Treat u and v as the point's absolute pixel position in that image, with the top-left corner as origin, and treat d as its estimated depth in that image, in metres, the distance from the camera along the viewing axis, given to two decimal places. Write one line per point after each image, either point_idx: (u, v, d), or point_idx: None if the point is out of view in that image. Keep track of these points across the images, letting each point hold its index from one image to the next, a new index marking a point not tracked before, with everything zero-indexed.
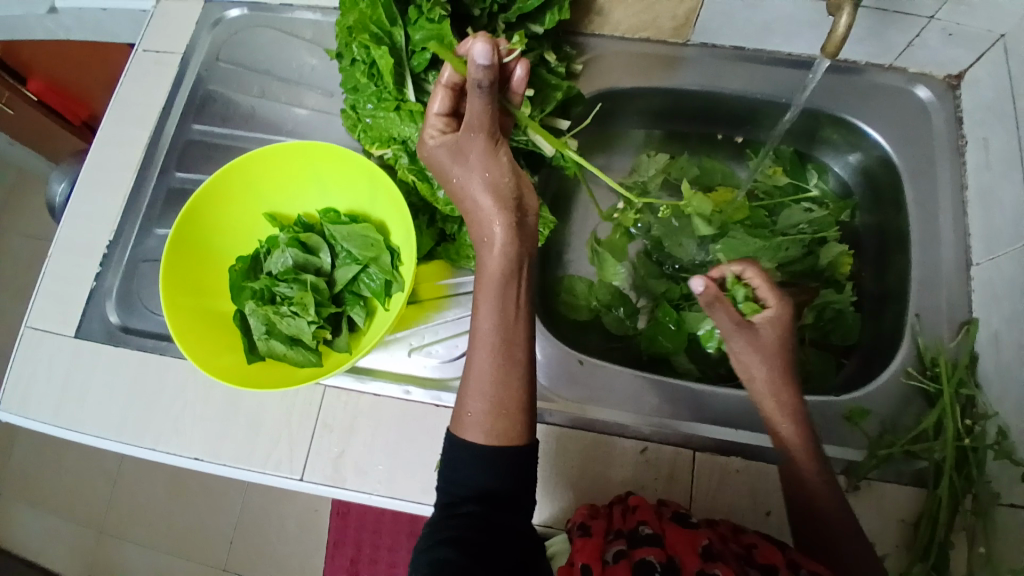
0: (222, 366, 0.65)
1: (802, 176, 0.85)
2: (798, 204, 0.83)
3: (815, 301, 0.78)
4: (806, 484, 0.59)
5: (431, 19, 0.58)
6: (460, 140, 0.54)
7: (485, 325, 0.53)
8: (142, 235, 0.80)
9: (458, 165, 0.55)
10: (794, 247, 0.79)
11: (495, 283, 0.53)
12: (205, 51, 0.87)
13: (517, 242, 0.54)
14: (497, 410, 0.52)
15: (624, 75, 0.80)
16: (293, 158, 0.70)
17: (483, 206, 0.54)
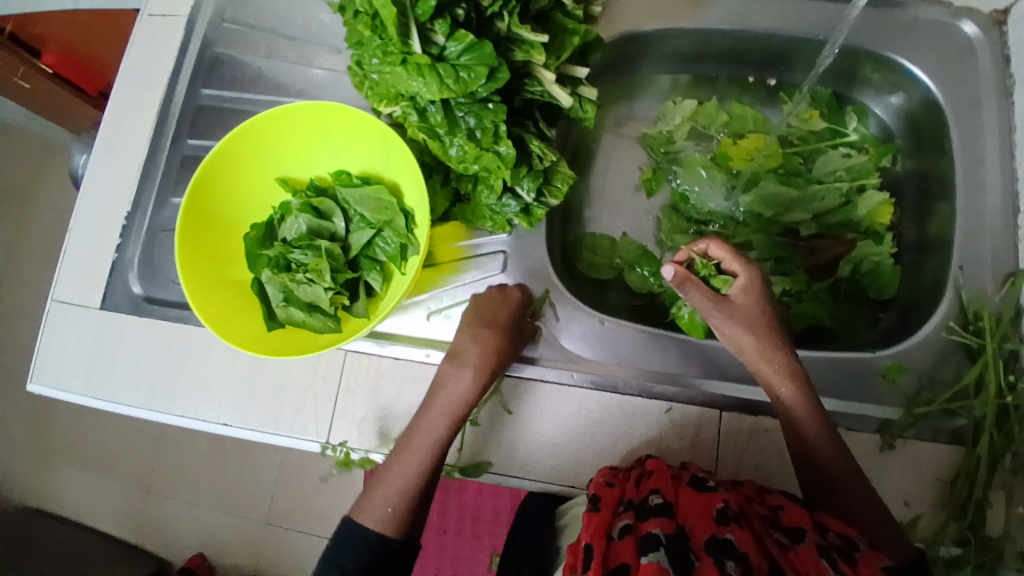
0: (243, 334, 0.65)
1: (840, 119, 0.79)
2: (836, 149, 0.78)
3: (850, 255, 0.74)
4: (812, 447, 0.57)
5: None
6: (489, 319, 0.67)
7: (401, 484, 0.62)
8: (159, 205, 0.80)
9: (482, 325, 0.67)
10: (829, 197, 0.76)
11: (412, 479, 0.62)
12: (209, 10, 0.84)
13: (438, 458, 0.63)
14: (395, 507, 0.61)
15: (645, 16, 0.74)
16: (302, 120, 0.68)
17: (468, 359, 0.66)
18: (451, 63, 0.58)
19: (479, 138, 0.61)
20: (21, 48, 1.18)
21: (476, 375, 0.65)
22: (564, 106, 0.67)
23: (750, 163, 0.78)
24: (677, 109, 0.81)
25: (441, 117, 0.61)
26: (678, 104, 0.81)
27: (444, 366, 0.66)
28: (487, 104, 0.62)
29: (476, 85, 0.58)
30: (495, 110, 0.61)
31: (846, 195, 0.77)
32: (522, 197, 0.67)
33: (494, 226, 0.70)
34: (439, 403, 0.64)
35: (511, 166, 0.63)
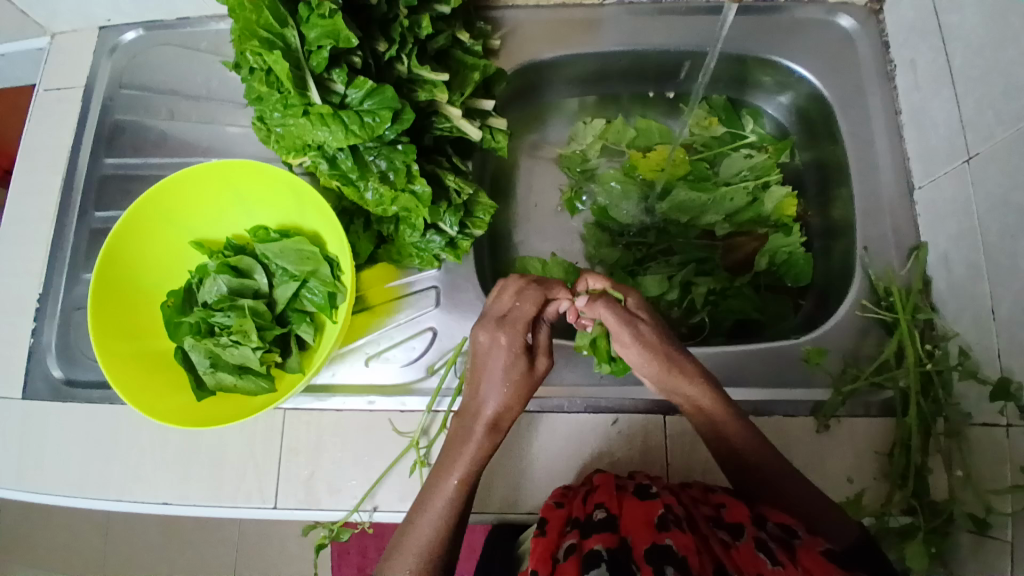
0: (169, 409, 0.62)
1: (738, 123, 0.84)
2: (737, 151, 0.82)
3: (765, 248, 0.78)
4: (740, 449, 0.58)
5: (322, 15, 0.54)
6: (504, 359, 0.60)
7: (423, 537, 0.55)
8: (72, 282, 0.76)
9: (500, 365, 0.60)
10: (737, 197, 0.79)
11: (443, 523, 0.56)
12: (106, 80, 0.82)
13: (465, 498, 0.58)
14: (424, 564, 0.54)
15: (543, 43, 0.77)
16: (211, 180, 0.66)
17: (497, 403, 0.60)
18: (355, 109, 0.59)
19: (393, 180, 0.62)
20: None
21: (488, 430, 0.59)
22: (474, 138, 0.68)
23: (662, 172, 0.82)
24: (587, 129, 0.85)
25: (351, 163, 0.61)
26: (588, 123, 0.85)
27: (454, 423, 0.61)
28: (396, 146, 0.62)
29: (382, 129, 0.59)
30: (405, 150, 0.62)
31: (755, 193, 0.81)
32: (445, 231, 0.68)
33: (423, 263, 0.71)
34: (457, 452, 0.59)
35: (428, 204, 0.63)
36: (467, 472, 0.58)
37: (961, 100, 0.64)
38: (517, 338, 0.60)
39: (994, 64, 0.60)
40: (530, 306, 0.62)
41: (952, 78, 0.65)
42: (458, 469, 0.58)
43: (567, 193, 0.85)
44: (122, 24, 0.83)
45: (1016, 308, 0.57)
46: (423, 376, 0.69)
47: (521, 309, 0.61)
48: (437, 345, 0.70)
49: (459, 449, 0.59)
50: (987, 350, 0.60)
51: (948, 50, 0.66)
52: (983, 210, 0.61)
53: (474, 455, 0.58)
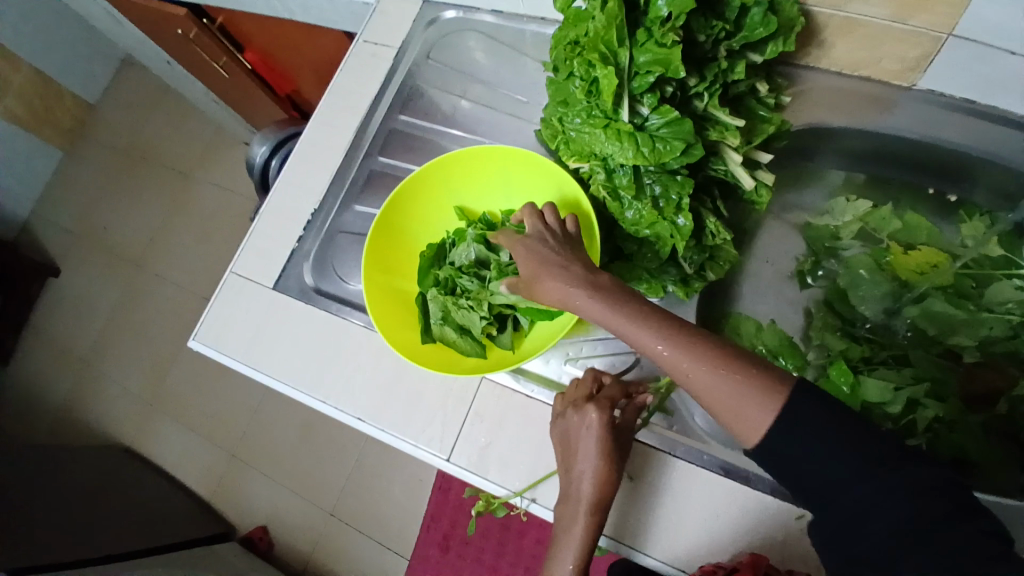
0: (401, 340, 0.70)
1: (1019, 250, 0.74)
2: (1009, 280, 0.74)
3: (1015, 391, 0.70)
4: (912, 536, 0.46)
5: (660, 43, 0.58)
6: (596, 436, 0.63)
7: None
8: (343, 209, 0.89)
9: (591, 442, 0.63)
10: (997, 327, 0.73)
11: None
12: (417, 48, 0.94)
13: (583, 564, 0.62)
14: None
15: (835, 111, 0.75)
16: (493, 161, 0.74)
17: (593, 480, 0.62)
18: (650, 133, 0.62)
19: (661, 206, 0.64)
20: (226, 40, 1.36)
21: (590, 508, 0.62)
22: (745, 187, 0.68)
23: (923, 277, 0.77)
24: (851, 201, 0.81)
25: (628, 180, 0.65)
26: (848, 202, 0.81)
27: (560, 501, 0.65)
28: (675, 176, 0.64)
29: (669, 157, 0.62)
30: (682, 182, 0.64)
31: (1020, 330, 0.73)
32: (683, 267, 0.69)
33: (647, 290, 0.70)
34: (564, 525, 0.63)
35: (685, 238, 0.65)
36: (578, 549, 0.61)
37: None
38: (601, 414, 0.64)
39: None
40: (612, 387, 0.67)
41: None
42: (570, 545, 0.62)
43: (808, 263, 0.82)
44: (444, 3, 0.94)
45: None
46: None
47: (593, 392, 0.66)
48: (636, 370, 0.72)
49: (568, 524, 0.63)
50: None
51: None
52: None
53: (582, 531, 0.62)
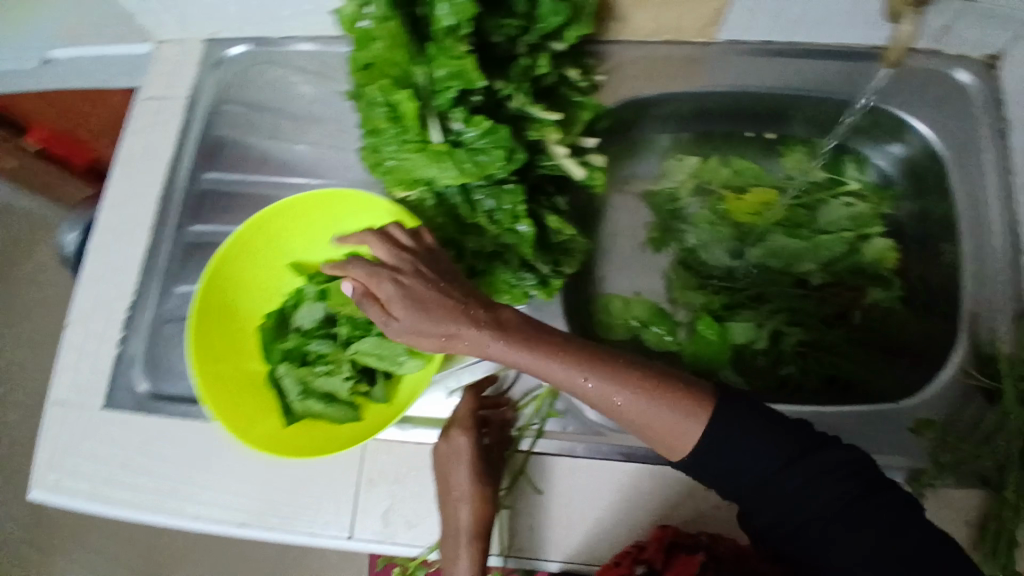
0: (261, 433, 0.63)
1: (838, 168, 0.80)
2: (836, 199, 0.80)
3: (863, 302, 0.77)
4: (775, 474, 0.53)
5: (452, 54, 0.54)
6: (466, 462, 0.63)
7: None
8: (163, 294, 0.78)
9: (462, 469, 0.62)
10: (835, 247, 0.77)
11: None
12: (207, 95, 0.83)
13: None
14: None
15: (643, 81, 0.75)
16: (316, 208, 0.67)
17: (472, 508, 0.62)
18: (468, 148, 0.58)
19: (499, 220, 0.62)
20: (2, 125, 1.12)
21: (472, 535, 0.61)
22: (576, 177, 0.67)
23: (760, 218, 0.81)
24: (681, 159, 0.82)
25: (460, 200, 0.61)
26: (678, 161, 0.82)
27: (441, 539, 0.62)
28: (505, 185, 0.61)
29: (495, 168, 0.59)
30: (513, 190, 0.61)
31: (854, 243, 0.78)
32: (539, 270, 0.66)
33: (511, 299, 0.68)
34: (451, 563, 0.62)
35: (530, 244, 0.63)
36: None
37: None
38: (467, 437, 0.64)
39: None
40: (472, 404, 0.66)
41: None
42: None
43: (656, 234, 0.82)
44: (229, 38, 0.84)
45: None
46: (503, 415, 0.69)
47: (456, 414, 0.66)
48: (522, 381, 0.70)
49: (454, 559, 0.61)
50: None
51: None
52: None
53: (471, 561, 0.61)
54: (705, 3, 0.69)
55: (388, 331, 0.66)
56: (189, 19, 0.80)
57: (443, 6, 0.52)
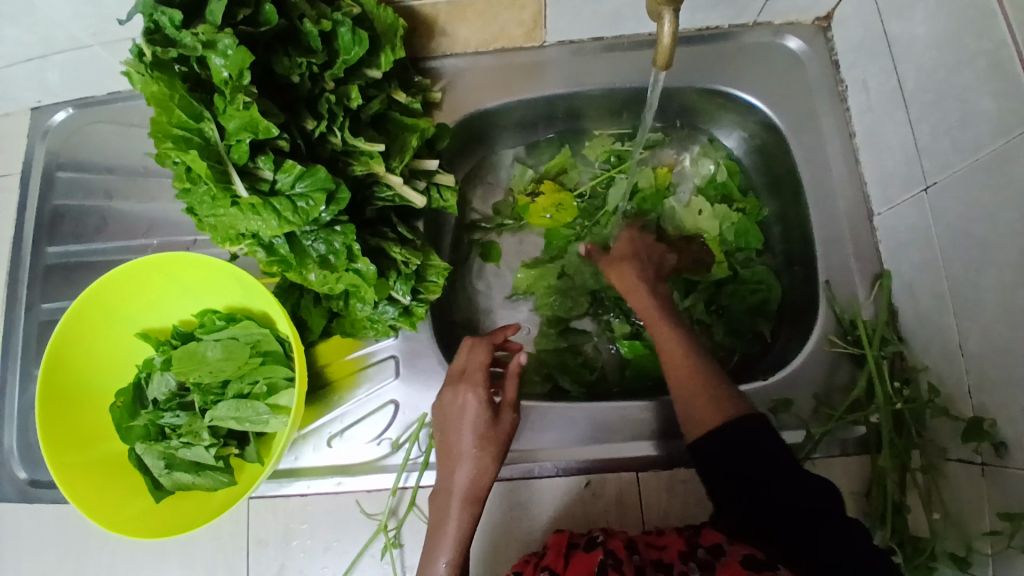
0: (127, 517, 0.60)
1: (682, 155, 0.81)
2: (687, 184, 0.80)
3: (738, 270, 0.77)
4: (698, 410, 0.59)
5: (237, 105, 0.52)
6: (471, 417, 0.59)
7: None
8: (26, 379, 0.74)
9: (466, 424, 0.59)
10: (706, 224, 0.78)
11: None
12: (41, 164, 0.79)
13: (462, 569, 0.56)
14: None
15: (486, 90, 0.75)
16: (147, 274, 0.64)
17: (471, 472, 0.57)
18: (287, 194, 0.57)
19: (333, 262, 0.60)
20: None
21: (463, 502, 0.57)
22: (417, 205, 0.66)
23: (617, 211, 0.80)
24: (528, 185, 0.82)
25: (288, 249, 0.58)
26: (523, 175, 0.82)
27: (432, 501, 0.59)
28: (335, 227, 0.59)
29: (318, 212, 0.57)
30: (344, 230, 0.59)
31: (719, 231, 0.78)
32: (398, 301, 0.66)
33: (378, 334, 0.68)
34: (439, 529, 0.56)
35: (373, 282, 0.61)
36: (454, 548, 0.55)
37: (915, 126, 0.60)
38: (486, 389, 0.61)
39: (948, 85, 0.56)
40: (483, 358, 0.63)
41: (905, 100, 0.62)
42: (445, 548, 0.55)
43: (521, 276, 0.80)
44: (51, 104, 0.79)
45: (983, 340, 0.54)
46: (389, 452, 0.68)
47: (473, 364, 0.63)
48: (400, 418, 0.68)
49: (444, 523, 0.56)
50: (957, 386, 0.58)
51: (899, 71, 0.62)
52: (944, 239, 0.58)
53: (460, 526, 0.56)
54: (520, 7, 0.68)
55: (246, 391, 0.63)
56: (9, 94, 0.77)
57: (217, 59, 0.51)
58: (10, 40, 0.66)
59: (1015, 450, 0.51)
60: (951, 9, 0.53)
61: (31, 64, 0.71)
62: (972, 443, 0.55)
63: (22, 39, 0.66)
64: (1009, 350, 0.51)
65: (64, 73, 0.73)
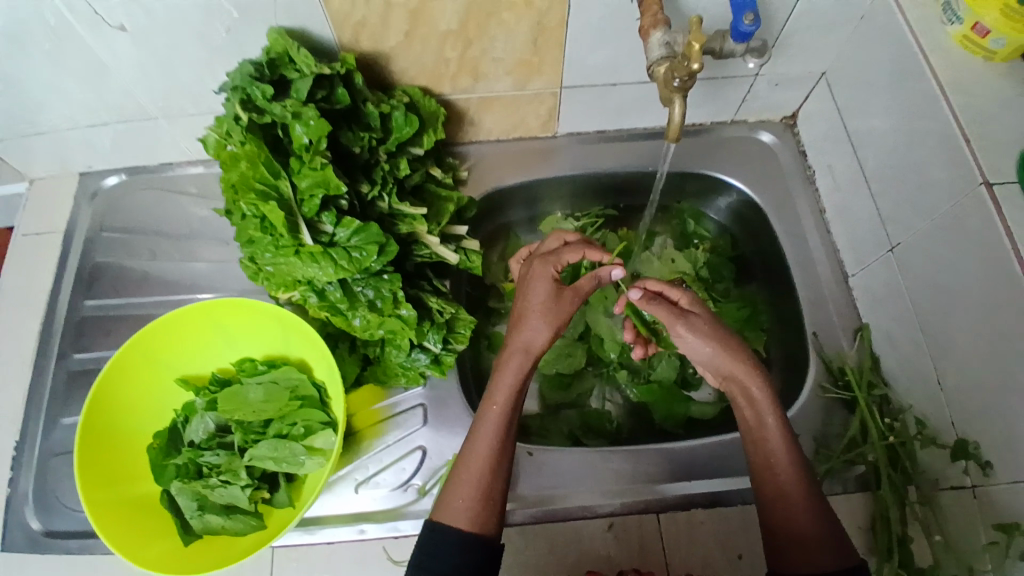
0: (156, 556, 0.60)
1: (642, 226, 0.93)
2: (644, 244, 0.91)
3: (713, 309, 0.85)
4: (796, 514, 0.58)
5: (314, 167, 0.60)
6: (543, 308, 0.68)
7: (474, 471, 0.59)
8: (49, 428, 0.74)
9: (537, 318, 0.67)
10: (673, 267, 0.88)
11: (485, 469, 0.59)
12: (87, 224, 0.84)
13: (506, 453, 0.61)
14: (480, 504, 0.58)
15: (507, 171, 0.86)
16: (197, 319, 0.68)
17: (541, 340, 0.66)
18: (343, 246, 0.63)
19: (380, 307, 0.65)
20: None
21: (515, 383, 0.64)
22: (451, 262, 0.74)
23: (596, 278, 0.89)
24: (508, 273, 0.90)
25: (340, 295, 0.64)
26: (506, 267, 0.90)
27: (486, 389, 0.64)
28: (382, 276, 0.66)
29: (370, 261, 0.63)
30: (390, 279, 0.66)
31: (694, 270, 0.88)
32: (430, 349, 0.71)
33: (408, 382, 0.72)
34: (487, 411, 0.62)
35: (414, 326, 0.67)
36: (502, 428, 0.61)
37: (878, 199, 0.73)
38: (555, 318, 0.67)
39: (901, 165, 0.69)
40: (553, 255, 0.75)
41: (866, 179, 0.75)
42: (486, 436, 0.60)
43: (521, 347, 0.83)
44: (103, 170, 0.86)
45: (959, 374, 0.63)
46: (414, 498, 0.69)
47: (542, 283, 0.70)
48: (427, 464, 0.71)
49: (489, 405, 0.62)
50: (942, 419, 0.65)
51: (860, 156, 0.75)
52: (913, 291, 0.68)
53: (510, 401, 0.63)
54: (541, 102, 0.81)
55: (286, 431, 0.66)
56: (58, 157, 0.82)
57: (299, 127, 0.60)
58: (85, 109, 0.74)
59: (999, 468, 0.58)
60: (900, 105, 0.68)
61: (88, 129, 0.77)
62: (961, 466, 0.62)
63: (106, 111, 0.75)
64: (983, 380, 0.60)
65: (123, 141, 0.80)
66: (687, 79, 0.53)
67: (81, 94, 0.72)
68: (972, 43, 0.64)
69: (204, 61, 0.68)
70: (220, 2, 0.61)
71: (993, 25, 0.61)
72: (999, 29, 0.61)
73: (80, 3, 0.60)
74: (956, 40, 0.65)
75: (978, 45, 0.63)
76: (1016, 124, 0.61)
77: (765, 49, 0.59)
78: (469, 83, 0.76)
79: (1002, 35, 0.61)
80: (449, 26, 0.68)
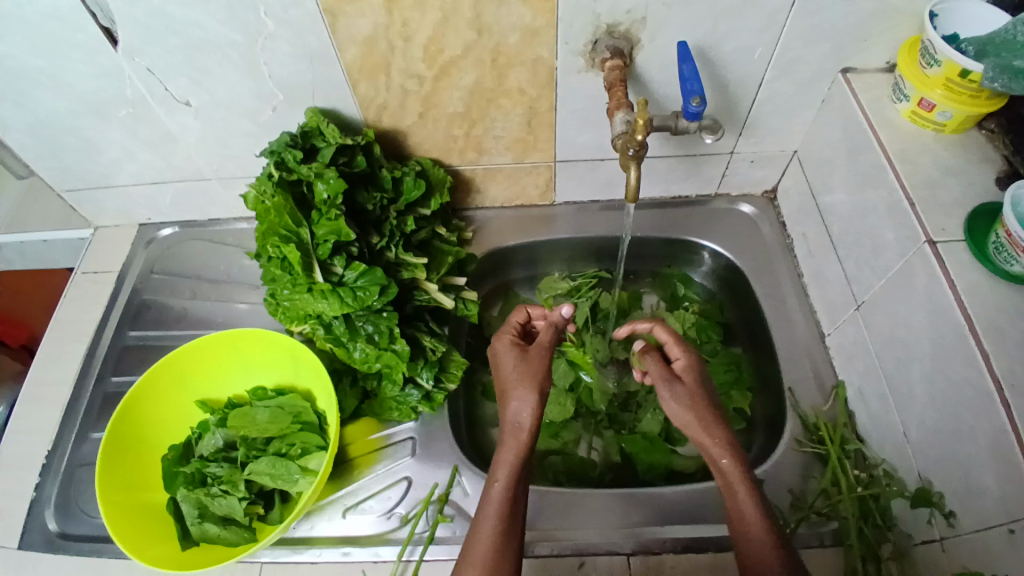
0: (154, 556, 0.66)
1: (636, 289, 0.99)
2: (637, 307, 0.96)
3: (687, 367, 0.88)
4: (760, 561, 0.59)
5: (330, 218, 0.71)
6: (529, 376, 0.68)
7: (485, 550, 0.59)
8: (80, 442, 0.83)
9: (521, 385, 0.68)
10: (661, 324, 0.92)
11: (494, 548, 0.59)
12: (140, 266, 0.97)
13: (515, 528, 0.61)
14: None
15: (508, 233, 0.96)
16: (222, 348, 0.77)
17: (530, 411, 0.66)
18: (349, 286, 0.72)
19: (377, 340, 0.73)
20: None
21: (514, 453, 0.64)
22: (447, 307, 0.82)
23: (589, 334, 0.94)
24: None
25: (343, 328, 0.73)
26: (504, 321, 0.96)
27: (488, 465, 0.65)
28: (382, 313, 0.74)
29: (371, 300, 0.72)
30: (389, 316, 0.74)
31: (682, 329, 0.91)
32: (422, 385, 0.77)
33: (401, 416, 0.78)
34: (494, 487, 0.62)
35: (407, 360, 0.74)
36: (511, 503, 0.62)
37: (844, 263, 0.78)
38: (532, 380, 0.68)
39: (860, 229, 0.74)
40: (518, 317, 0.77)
41: (834, 245, 0.80)
42: (495, 512, 0.61)
43: None
44: (160, 222, 1.00)
45: (921, 426, 0.64)
46: (397, 526, 0.73)
47: (508, 347, 0.72)
48: (410, 494, 0.75)
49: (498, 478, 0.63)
50: (909, 471, 0.66)
51: (828, 224, 0.81)
52: (879, 347, 0.71)
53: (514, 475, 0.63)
54: (537, 174, 0.91)
55: (283, 451, 0.72)
56: (125, 209, 0.97)
57: (321, 184, 0.71)
58: (151, 169, 0.89)
59: (961, 517, 0.58)
60: (857, 178, 0.74)
61: (153, 185, 0.92)
62: (926, 515, 0.62)
63: (168, 172, 0.89)
64: (940, 428, 0.61)
65: (179, 196, 0.94)
66: (638, 150, 0.64)
67: (148, 156, 0.86)
68: (921, 117, 0.72)
69: (252, 132, 0.82)
70: (269, 86, 0.76)
71: (938, 100, 0.68)
72: (943, 104, 0.69)
73: (154, 82, 0.75)
74: (906, 115, 0.73)
75: (926, 119, 0.71)
76: (957, 193, 0.67)
77: (718, 126, 0.67)
78: (473, 155, 0.88)
79: (947, 109, 0.69)
80: (455, 109, 0.80)
